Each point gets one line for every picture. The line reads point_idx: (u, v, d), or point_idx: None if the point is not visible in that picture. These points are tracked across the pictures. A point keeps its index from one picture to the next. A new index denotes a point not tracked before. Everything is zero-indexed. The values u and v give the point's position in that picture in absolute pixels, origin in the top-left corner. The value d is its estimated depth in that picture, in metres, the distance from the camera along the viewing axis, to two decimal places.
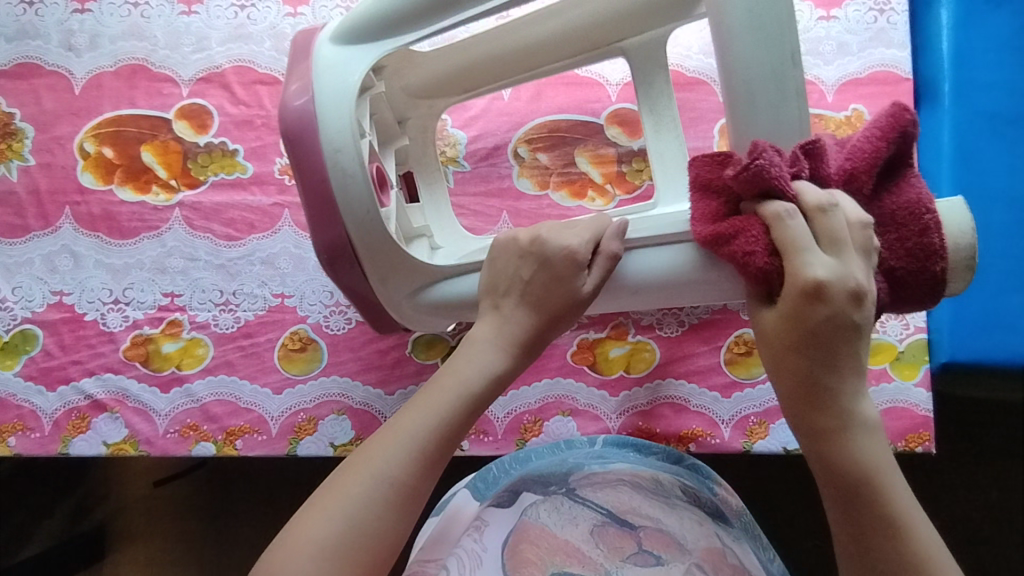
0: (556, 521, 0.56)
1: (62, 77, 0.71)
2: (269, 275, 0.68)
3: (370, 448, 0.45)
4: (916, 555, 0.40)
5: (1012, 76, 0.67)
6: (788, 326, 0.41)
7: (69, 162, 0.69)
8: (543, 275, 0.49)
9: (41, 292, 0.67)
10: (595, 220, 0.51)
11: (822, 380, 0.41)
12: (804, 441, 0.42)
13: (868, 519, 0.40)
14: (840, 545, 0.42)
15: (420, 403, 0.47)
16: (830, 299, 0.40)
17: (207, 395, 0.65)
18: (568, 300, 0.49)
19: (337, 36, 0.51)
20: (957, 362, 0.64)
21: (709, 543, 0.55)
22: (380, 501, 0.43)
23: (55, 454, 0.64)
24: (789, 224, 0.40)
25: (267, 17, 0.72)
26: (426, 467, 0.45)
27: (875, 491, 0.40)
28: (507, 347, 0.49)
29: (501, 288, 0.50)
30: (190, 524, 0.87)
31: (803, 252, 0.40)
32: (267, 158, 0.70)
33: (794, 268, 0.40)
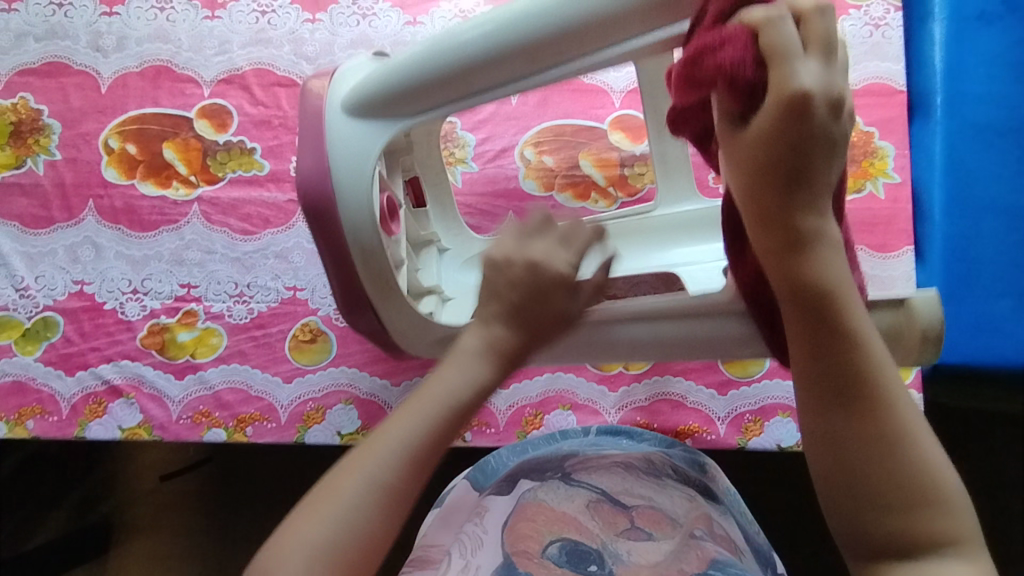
0: (555, 498, 0.56)
1: (89, 76, 0.74)
2: (282, 268, 0.70)
3: (359, 453, 0.41)
4: (871, 367, 0.37)
5: (1004, 90, 0.69)
6: (765, 128, 0.37)
7: (94, 157, 0.72)
8: (537, 289, 0.44)
9: (63, 281, 0.69)
10: (571, 228, 0.45)
11: (795, 179, 0.37)
12: (765, 251, 0.39)
13: (825, 329, 0.37)
14: (798, 357, 0.38)
15: (411, 402, 0.42)
16: (811, 108, 0.36)
17: (220, 383, 0.67)
18: (566, 317, 0.44)
19: (353, 92, 0.52)
20: (947, 363, 0.66)
21: (700, 514, 0.56)
22: (370, 506, 0.39)
23: (72, 437, 0.66)
24: (782, 30, 0.37)
25: (287, 22, 0.75)
26: (417, 470, 0.41)
27: (836, 301, 0.38)
28: (490, 357, 0.43)
29: (493, 306, 0.44)
30: (197, 516, 0.89)
31: (793, 58, 0.36)
32: (284, 157, 0.72)
33: (781, 70, 0.36)
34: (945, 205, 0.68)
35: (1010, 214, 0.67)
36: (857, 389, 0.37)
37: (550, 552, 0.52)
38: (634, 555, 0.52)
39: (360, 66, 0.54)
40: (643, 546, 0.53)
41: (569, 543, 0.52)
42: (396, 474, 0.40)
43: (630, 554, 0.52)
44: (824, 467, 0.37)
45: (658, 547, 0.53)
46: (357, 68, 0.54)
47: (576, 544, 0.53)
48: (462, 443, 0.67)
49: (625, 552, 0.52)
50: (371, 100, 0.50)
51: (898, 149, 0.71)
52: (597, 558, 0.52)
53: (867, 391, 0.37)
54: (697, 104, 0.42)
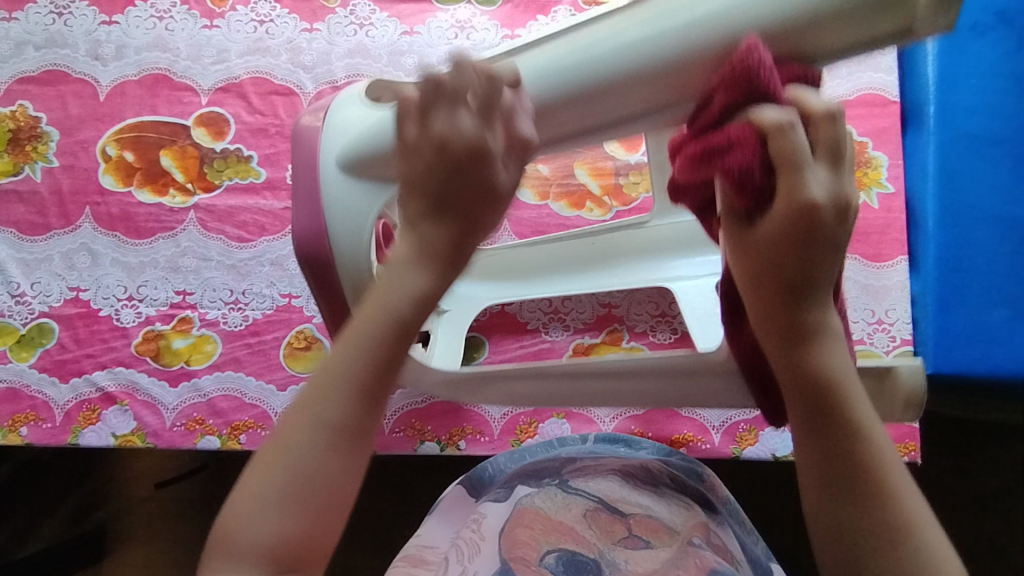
0: (551, 507, 0.57)
1: (87, 84, 0.74)
2: (277, 276, 0.70)
3: (306, 396, 0.38)
4: (877, 460, 0.37)
5: (999, 100, 0.70)
6: (773, 231, 0.36)
7: (92, 164, 0.72)
8: (450, 166, 0.40)
9: (59, 288, 0.70)
10: (484, 87, 0.40)
11: (803, 276, 0.37)
12: (770, 347, 0.39)
13: (832, 422, 0.37)
14: (803, 444, 0.38)
15: (350, 331, 0.39)
16: (820, 218, 0.35)
17: (214, 390, 0.67)
18: (491, 194, 0.41)
19: (345, 145, 0.51)
20: (942, 373, 0.66)
21: (696, 523, 0.56)
22: (321, 449, 0.37)
23: (65, 444, 0.66)
24: (793, 137, 0.34)
25: (285, 32, 0.76)
26: (367, 405, 0.38)
27: (840, 394, 0.37)
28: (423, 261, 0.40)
29: (413, 196, 0.41)
30: (192, 525, 0.89)
31: (802, 165, 0.35)
32: (280, 165, 0.73)
33: (792, 181, 0.35)
34: (938, 214, 0.69)
35: (1003, 223, 0.67)
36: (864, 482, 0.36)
37: (546, 561, 0.52)
38: (631, 563, 0.53)
39: (349, 105, 0.53)
40: (641, 554, 0.54)
41: (566, 553, 0.53)
42: (346, 408, 0.38)
43: (627, 563, 0.53)
44: (833, 560, 0.37)
45: (656, 555, 0.53)
46: (346, 108, 0.52)
47: (572, 555, 0.53)
48: (456, 451, 0.66)
49: (622, 561, 0.53)
50: (363, 155, 0.50)
51: (890, 158, 0.73)
52: (594, 567, 0.52)
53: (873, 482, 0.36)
54: (700, 183, 0.40)
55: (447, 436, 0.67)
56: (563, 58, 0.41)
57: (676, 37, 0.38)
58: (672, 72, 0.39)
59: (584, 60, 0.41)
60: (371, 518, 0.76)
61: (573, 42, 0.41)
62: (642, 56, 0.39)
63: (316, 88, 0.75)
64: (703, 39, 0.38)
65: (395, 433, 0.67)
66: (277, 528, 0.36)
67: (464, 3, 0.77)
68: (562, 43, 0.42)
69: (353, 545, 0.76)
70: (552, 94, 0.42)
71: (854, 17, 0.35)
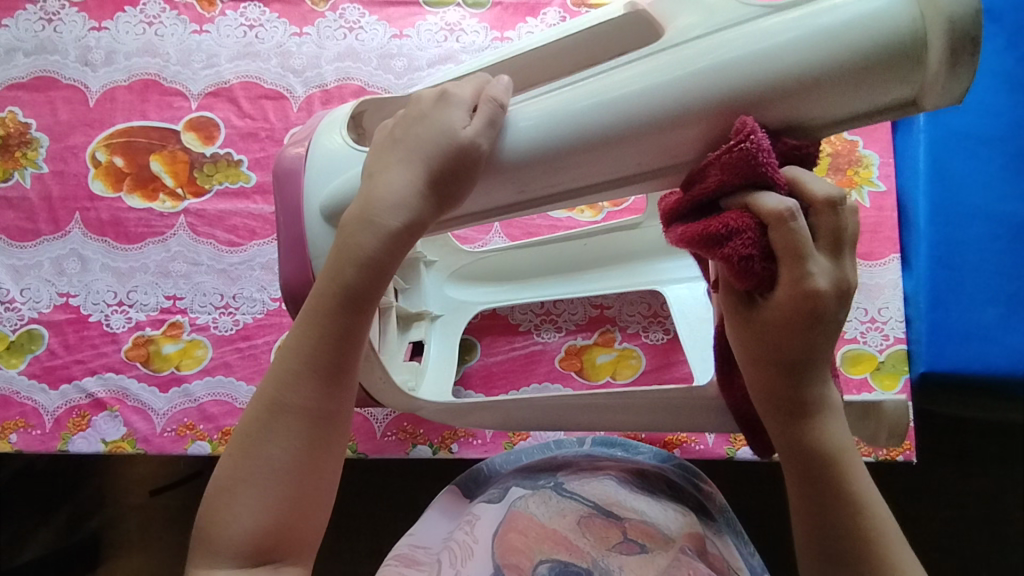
0: (544, 513, 0.56)
1: (77, 90, 0.74)
2: (268, 280, 0.70)
3: (263, 390, 0.43)
4: (873, 525, 0.41)
5: (989, 99, 0.70)
6: (776, 319, 0.39)
7: (81, 170, 0.72)
8: (412, 113, 0.44)
9: (49, 294, 0.69)
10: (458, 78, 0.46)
11: (797, 362, 0.41)
12: (772, 419, 0.44)
13: (828, 489, 0.41)
14: (799, 507, 0.43)
15: (298, 322, 0.44)
16: (825, 306, 0.38)
17: (204, 395, 0.67)
18: (442, 136, 0.42)
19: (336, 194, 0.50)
20: (936, 371, 0.65)
21: (692, 532, 0.55)
22: (287, 432, 0.41)
23: (54, 451, 0.65)
24: (795, 226, 0.35)
25: (275, 36, 0.76)
26: (324, 386, 0.42)
27: (832, 466, 0.42)
28: (387, 210, 0.41)
29: (382, 150, 0.44)
30: (185, 531, 0.88)
31: (805, 259, 0.36)
32: (270, 168, 0.73)
33: (795, 275, 0.37)
34: (931, 212, 0.68)
35: (995, 221, 0.67)
36: (854, 548, 0.40)
37: (539, 571, 0.51)
38: (626, 569, 0.51)
39: (337, 149, 0.52)
40: (635, 560, 0.52)
41: (559, 564, 0.51)
42: (301, 397, 0.42)
43: (621, 570, 0.51)
44: None
45: (652, 560, 0.52)
46: (334, 152, 0.52)
47: (565, 565, 0.51)
48: (448, 455, 0.66)
49: (616, 567, 0.51)
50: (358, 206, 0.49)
51: (882, 157, 0.71)
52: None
53: (862, 548, 0.40)
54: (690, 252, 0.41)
55: (439, 439, 0.67)
56: (565, 112, 0.41)
57: (680, 95, 0.38)
58: (662, 132, 0.39)
59: (586, 114, 0.40)
60: (365, 524, 0.75)
61: (575, 94, 0.41)
62: (635, 112, 0.39)
63: (307, 92, 0.75)
64: (697, 96, 0.38)
65: (387, 437, 0.66)
66: (253, 521, 0.40)
67: (454, 6, 0.77)
68: (560, 95, 0.42)
69: (348, 551, 0.76)
70: (553, 148, 0.41)
71: (860, 83, 0.35)
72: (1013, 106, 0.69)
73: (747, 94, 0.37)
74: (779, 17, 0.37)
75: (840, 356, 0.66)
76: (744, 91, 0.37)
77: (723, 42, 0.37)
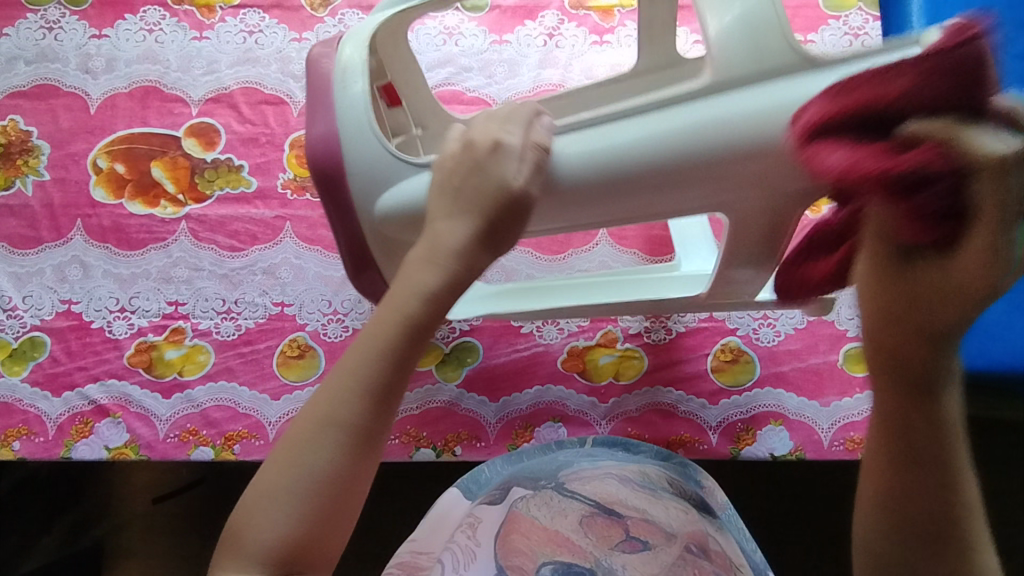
0: (546, 515, 0.62)
1: (78, 97, 0.75)
2: (269, 284, 0.70)
3: (317, 395, 0.42)
4: (967, 510, 0.39)
5: None
6: (958, 281, 0.33)
7: (82, 177, 0.72)
8: (468, 163, 0.46)
9: (51, 301, 0.69)
10: (511, 112, 0.48)
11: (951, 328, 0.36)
12: (890, 384, 0.39)
13: (926, 464, 0.39)
14: (891, 483, 0.40)
15: (359, 338, 0.43)
16: (1003, 279, 0.33)
17: (207, 401, 0.67)
18: (495, 190, 0.44)
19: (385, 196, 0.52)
20: (979, 373, 0.58)
21: (690, 531, 0.61)
22: (333, 446, 0.40)
23: (57, 458, 0.65)
24: (1007, 181, 0.30)
25: (274, 42, 0.76)
26: (377, 406, 0.41)
27: (938, 444, 0.38)
28: (443, 260, 0.44)
29: (437, 195, 0.46)
30: (190, 538, 0.89)
31: (1004, 222, 0.31)
32: (271, 173, 0.73)
33: (987, 234, 0.31)
34: None
35: None
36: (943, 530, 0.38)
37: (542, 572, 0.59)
38: (628, 568, 0.60)
39: (370, 147, 0.52)
40: (637, 557, 0.61)
41: (561, 565, 0.60)
42: (350, 411, 0.41)
43: (623, 568, 0.60)
44: None
45: (653, 557, 0.60)
46: (366, 152, 0.52)
47: (568, 566, 0.60)
48: (452, 457, 0.66)
49: (619, 566, 0.60)
50: (413, 219, 0.52)
51: None
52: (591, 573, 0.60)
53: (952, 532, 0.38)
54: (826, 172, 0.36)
55: (443, 441, 0.66)
56: (611, 147, 0.45)
57: (707, 140, 0.43)
58: (679, 173, 0.44)
59: (621, 152, 0.45)
60: (369, 529, 0.75)
61: (611, 136, 0.45)
62: (660, 156, 0.44)
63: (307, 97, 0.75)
64: (714, 142, 0.42)
65: (391, 441, 0.66)
66: (291, 526, 0.40)
67: (452, 10, 0.77)
68: (598, 136, 0.46)
69: (352, 556, 0.76)
70: (600, 181, 0.46)
71: None
72: None
73: (762, 141, 0.42)
74: (808, 74, 0.41)
75: (840, 355, 0.67)
76: (782, 139, 0.41)
77: (743, 98, 0.42)
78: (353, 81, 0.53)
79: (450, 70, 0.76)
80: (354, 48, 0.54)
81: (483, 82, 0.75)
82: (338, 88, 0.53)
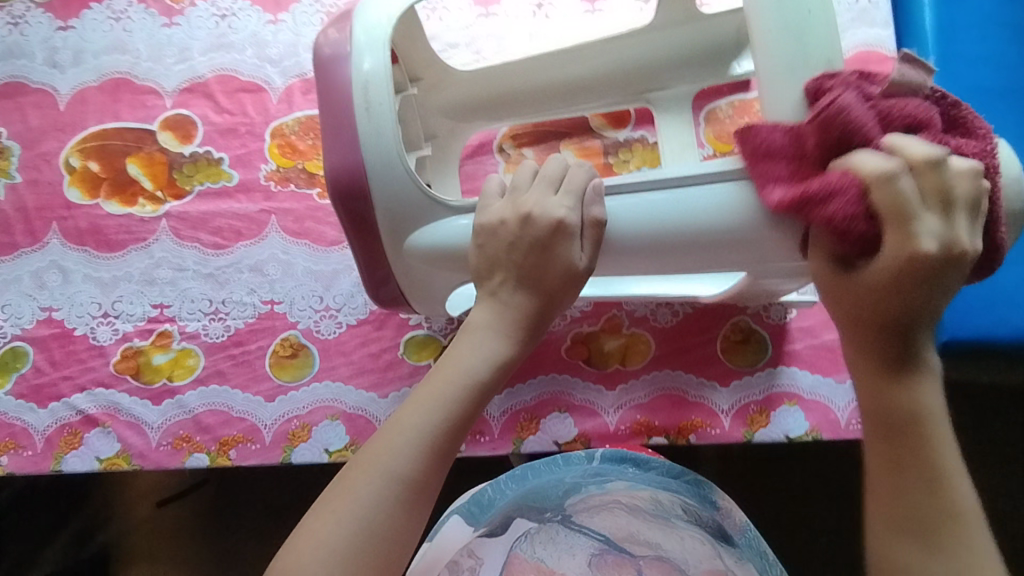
0: (553, 554, 0.57)
1: (46, 94, 0.71)
2: (257, 282, 0.67)
3: (375, 444, 0.41)
4: (955, 501, 0.37)
5: (1001, 50, 0.67)
6: (877, 286, 0.37)
7: (55, 178, 0.69)
8: (529, 241, 0.45)
9: (30, 309, 0.67)
10: (567, 175, 0.47)
11: (908, 316, 0.37)
12: (863, 370, 0.40)
13: (908, 468, 0.38)
14: (876, 467, 0.39)
15: (421, 396, 0.42)
16: (933, 265, 0.36)
17: (199, 406, 0.64)
18: (566, 274, 0.45)
19: (413, 228, 0.50)
20: (959, 340, 0.62)
21: (711, 567, 0.54)
22: (392, 499, 0.39)
23: (48, 472, 0.63)
24: (895, 186, 0.36)
25: (248, 25, 0.72)
26: (436, 461, 0.41)
27: (924, 432, 0.38)
28: (511, 333, 0.45)
29: (495, 267, 0.46)
30: (195, 543, 0.86)
31: (910, 215, 0.35)
32: (253, 165, 0.69)
33: (901, 234, 0.36)
34: None
35: None
36: (929, 521, 0.37)
37: None
38: None
39: (383, 145, 0.48)
40: None
41: None
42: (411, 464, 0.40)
43: None
44: None
45: None
46: (381, 151, 0.48)
47: None
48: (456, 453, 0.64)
49: None
50: (448, 261, 0.50)
51: None
52: None
53: (938, 522, 0.37)
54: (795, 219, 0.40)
55: None
56: (661, 214, 0.45)
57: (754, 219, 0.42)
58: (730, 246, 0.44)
59: (669, 218, 0.44)
60: None
61: (668, 201, 0.44)
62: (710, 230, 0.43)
63: (286, 83, 0.71)
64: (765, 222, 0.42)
65: None
66: None
67: None
68: (658, 198, 0.45)
69: None
70: (647, 239, 0.45)
71: None
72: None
73: None
74: None
75: None
76: None
77: None
78: (364, 58, 0.49)
79: (437, 45, 0.72)
80: (369, 18, 0.50)
81: (472, 57, 0.71)
82: (349, 60, 0.49)
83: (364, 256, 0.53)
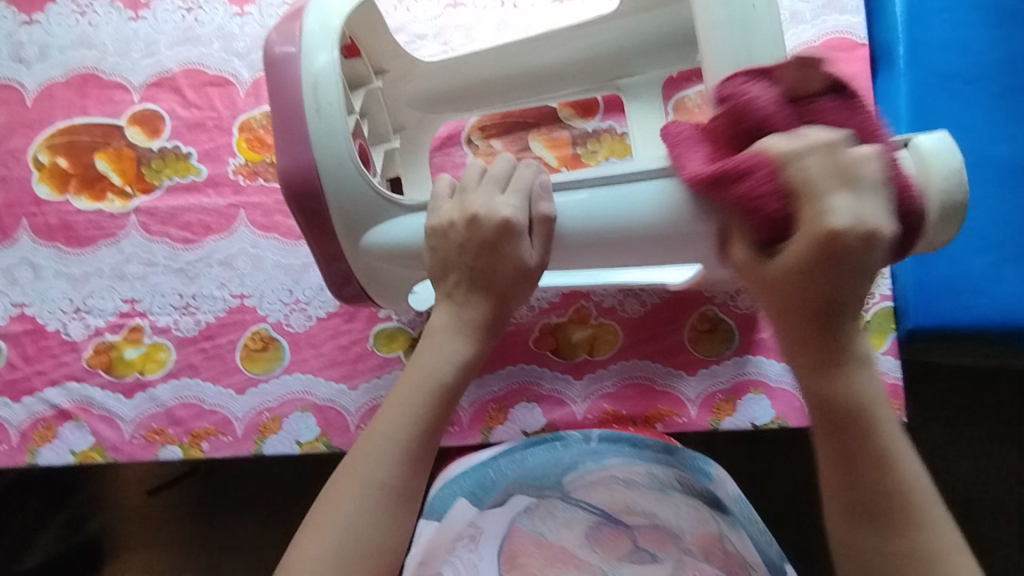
0: (552, 528, 0.56)
1: (13, 90, 0.71)
2: (227, 276, 0.67)
3: (356, 456, 0.43)
4: (907, 486, 0.39)
5: (971, 36, 0.67)
6: (786, 275, 0.38)
7: (24, 174, 0.69)
8: (477, 243, 0.46)
9: (2, 305, 0.67)
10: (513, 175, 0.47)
11: (837, 301, 0.37)
12: (800, 365, 0.40)
13: (858, 462, 0.39)
14: (828, 465, 0.40)
15: (393, 402, 0.44)
16: (845, 244, 0.36)
17: (171, 399, 0.65)
18: (516, 271, 0.46)
19: (370, 223, 0.51)
20: (924, 328, 0.63)
21: (705, 530, 0.55)
22: (375, 507, 0.41)
23: (23, 465, 0.64)
24: (801, 166, 0.36)
25: (214, 18, 0.71)
26: (413, 465, 0.43)
27: (866, 421, 0.39)
28: (469, 333, 0.46)
29: (447, 271, 0.47)
30: (184, 530, 0.88)
31: (822, 196, 0.36)
32: (221, 159, 0.69)
33: (814, 213, 0.36)
34: None
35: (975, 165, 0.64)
36: (878, 509, 0.38)
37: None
38: None
39: (335, 141, 0.48)
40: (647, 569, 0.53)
41: None
42: (390, 470, 0.42)
43: None
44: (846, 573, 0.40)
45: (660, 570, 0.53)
46: (333, 147, 0.48)
47: None
48: None
49: None
50: (405, 259, 0.51)
51: None
52: None
53: (887, 510, 0.38)
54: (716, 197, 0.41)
55: None
56: (599, 212, 0.46)
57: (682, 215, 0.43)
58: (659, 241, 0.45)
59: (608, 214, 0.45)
60: None
61: (602, 198, 0.46)
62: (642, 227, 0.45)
63: (253, 76, 0.70)
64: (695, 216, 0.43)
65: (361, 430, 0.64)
66: None
67: None
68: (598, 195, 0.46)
69: None
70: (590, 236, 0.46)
71: None
72: (996, 42, 0.66)
73: None
74: None
75: None
76: None
77: None
78: (316, 53, 0.49)
79: (404, 37, 0.71)
80: (322, 13, 0.50)
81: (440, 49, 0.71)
82: (300, 56, 0.49)
83: (321, 251, 0.53)
